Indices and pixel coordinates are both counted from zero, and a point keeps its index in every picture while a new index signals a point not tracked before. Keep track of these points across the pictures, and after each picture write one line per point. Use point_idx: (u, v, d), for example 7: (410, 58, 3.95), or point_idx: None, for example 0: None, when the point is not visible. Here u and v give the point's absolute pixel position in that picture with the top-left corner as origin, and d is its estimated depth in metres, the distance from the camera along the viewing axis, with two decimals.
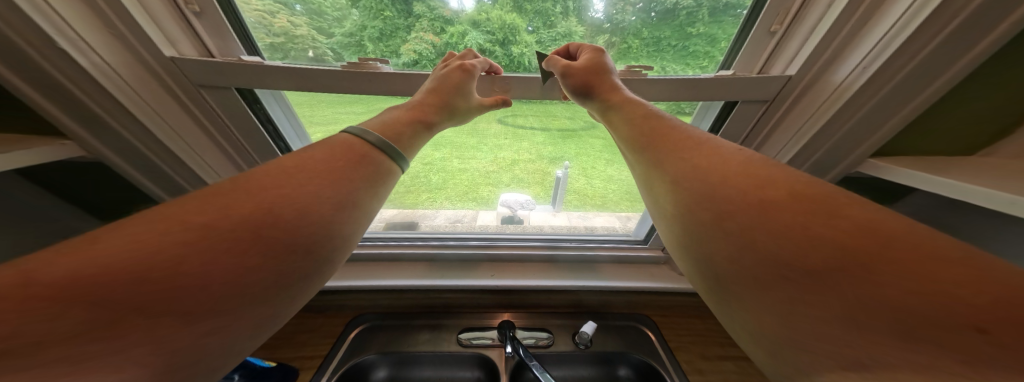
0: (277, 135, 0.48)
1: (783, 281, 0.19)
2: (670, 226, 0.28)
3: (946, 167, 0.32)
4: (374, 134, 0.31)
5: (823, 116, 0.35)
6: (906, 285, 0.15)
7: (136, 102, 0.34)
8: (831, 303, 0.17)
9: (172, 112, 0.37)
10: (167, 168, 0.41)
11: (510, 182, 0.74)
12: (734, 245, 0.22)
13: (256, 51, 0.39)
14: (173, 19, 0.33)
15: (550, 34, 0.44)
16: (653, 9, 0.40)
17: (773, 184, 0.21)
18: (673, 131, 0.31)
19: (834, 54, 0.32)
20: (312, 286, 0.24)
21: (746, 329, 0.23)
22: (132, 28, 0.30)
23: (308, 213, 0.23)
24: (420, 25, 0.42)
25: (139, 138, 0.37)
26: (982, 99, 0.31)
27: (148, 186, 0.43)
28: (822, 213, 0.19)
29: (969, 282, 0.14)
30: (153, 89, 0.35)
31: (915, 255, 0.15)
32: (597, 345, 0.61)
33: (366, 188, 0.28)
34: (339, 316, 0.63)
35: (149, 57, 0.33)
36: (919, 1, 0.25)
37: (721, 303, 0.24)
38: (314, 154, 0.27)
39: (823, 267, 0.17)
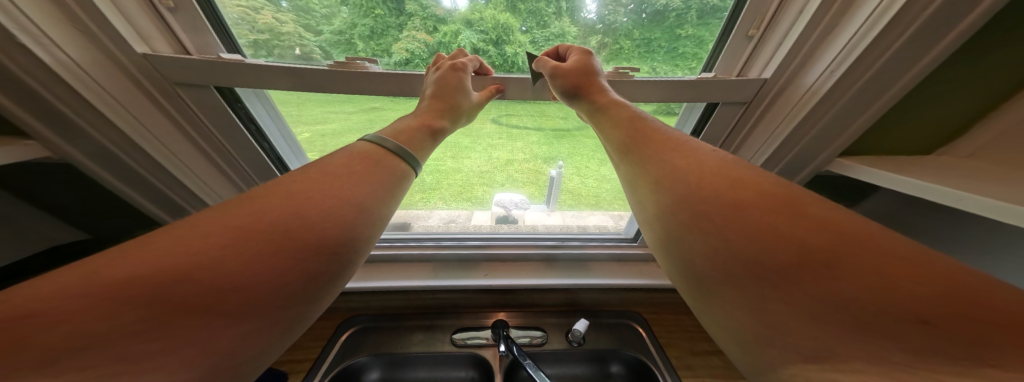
0: (261, 135, 0.47)
1: (755, 277, 0.20)
2: (650, 225, 0.29)
3: (909, 166, 0.34)
4: (391, 141, 0.34)
5: (795, 118, 0.36)
6: (865, 282, 0.17)
7: (106, 100, 0.32)
8: (802, 299, 0.18)
9: (145, 111, 0.36)
10: (144, 172, 0.40)
11: (504, 182, 0.74)
12: (713, 244, 0.23)
13: (237, 48, 0.39)
14: (146, 15, 0.32)
15: (544, 34, 0.44)
16: (645, 11, 0.40)
17: (748, 188, 0.23)
18: (656, 134, 0.33)
19: (804, 59, 0.34)
20: (323, 290, 0.24)
21: (715, 327, 0.23)
22: (102, 24, 0.29)
23: (298, 219, 0.23)
24: (411, 24, 0.42)
25: (113, 140, 0.35)
26: (942, 103, 0.32)
27: (128, 194, 0.42)
28: (791, 215, 0.21)
29: (915, 281, 0.16)
30: (123, 86, 0.33)
31: (872, 256, 0.17)
32: (590, 343, 0.61)
33: (382, 189, 0.30)
34: (330, 319, 0.62)
35: (119, 55, 0.32)
36: (879, 9, 0.27)
37: (694, 301, 0.25)
38: (335, 160, 0.30)
39: (791, 264, 0.19)
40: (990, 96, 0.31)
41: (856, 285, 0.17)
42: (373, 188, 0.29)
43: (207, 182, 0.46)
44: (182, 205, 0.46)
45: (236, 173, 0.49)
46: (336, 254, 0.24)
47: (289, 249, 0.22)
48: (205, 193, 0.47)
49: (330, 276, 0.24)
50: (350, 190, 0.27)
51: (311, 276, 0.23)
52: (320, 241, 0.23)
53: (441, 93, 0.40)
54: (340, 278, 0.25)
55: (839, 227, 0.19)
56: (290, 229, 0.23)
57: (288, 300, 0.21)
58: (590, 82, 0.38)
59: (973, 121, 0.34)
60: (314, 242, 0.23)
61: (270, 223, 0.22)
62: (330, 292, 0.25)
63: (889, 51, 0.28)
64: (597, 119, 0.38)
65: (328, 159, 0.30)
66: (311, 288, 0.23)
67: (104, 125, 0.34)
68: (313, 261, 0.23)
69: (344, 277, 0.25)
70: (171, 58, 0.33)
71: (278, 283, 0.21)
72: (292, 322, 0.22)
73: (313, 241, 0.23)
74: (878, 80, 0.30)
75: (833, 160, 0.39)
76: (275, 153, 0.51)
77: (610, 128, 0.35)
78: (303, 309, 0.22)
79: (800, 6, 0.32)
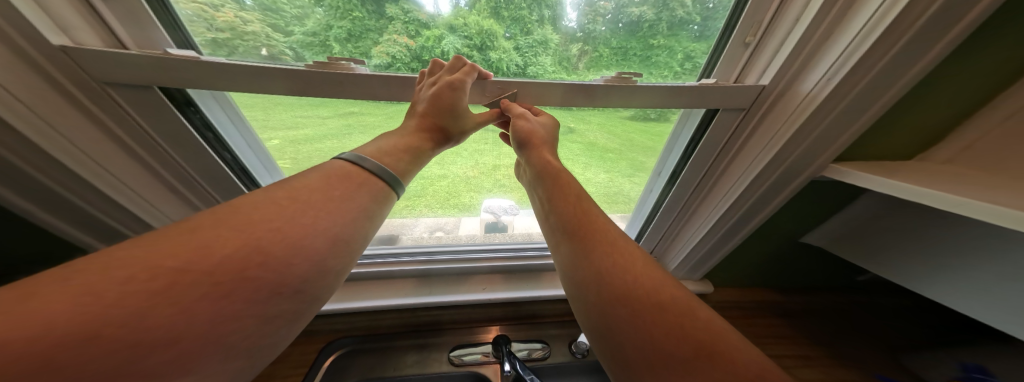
0: (221, 145, 0.42)
1: (665, 369, 0.22)
2: (575, 263, 0.32)
3: (895, 170, 0.35)
4: (370, 160, 0.35)
5: (794, 122, 0.36)
6: (725, 346, 0.23)
7: (9, 103, 0.27)
8: (688, 347, 0.23)
9: (65, 118, 0.31)
10: (61, 190, 0.34)
11: (493, 187, 0.71)
12: (633, 289, 0.27)
13: (190, 45, 0.34)
14: (67, 1, 0.27)
15: (527, 40, 0.42)
16: (621, 21, 0.41)
17: (654, 272, 0.28)
18: (588, 203, 0.38)
19: (802, 64, 0.34)
20: (277, 331, 0.24)
21: (612, 356, 0.26)
22: (4, 8, 0.24)
23: (254, 256, 0.24)
24: (393, 28, 0.39)
25: (24, 156, 0.30)
26: (926, 111, 0.34)
27: (40, 216, 0.35)
28: (681, 289, 0.27)
29: (749, 354, 0.22)
30: (36, 88, 0.28)
31: (728, 333, 0.24)
32: (593, 354, 0.60)
33: (361, 216, 0.32)
34: (310, 343, 0.56)
35: (27, 47, 0.26)
36: (879, 12, 0.27)
37: (598, 335, 0.27)
38: (311, 182, 0.31)
39: (682, 348, 0.23)
40: (970, 102, 0.33)
41: (729, 376, 0.21)
42: (350, 217, 0.31)
43: (147, 197, 0.40)
44: (103, 219, 0.39)
45: (184, 186, 0.43)
46: (297, 293, 0.26)
47: (238, 295, 0.22)
48: (139, 207, 0.40)
49: (287, 317, 0.25)
50: (322, 220, 0.29)
51: (263, 319, 0.23)
52: (279, 280, 0.25)
53: (433, 112, 0.39)
54: (300, 317, 0.26)
55: (715, 325, 0.24)
56: (243, 268, 0.23)
57: (236, 348, 0.22)
58: (541, 148, 0.43)
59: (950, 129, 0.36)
60: (272, 282, 0.24)
61: (216, 262, 0.23)
62: (288, 333, 0.25)
63: (878, 65, 0.29)
64: (544, 193, 0.41)
65: (301, 180, 0.31)
66: (264, 332, 0.24)
67: (10, 136, 0.28)
68: (268, 303, 0.24)
69: (304, 317, 0.27)
70: (102, 51, 0.28)
71: (217, 329, 0.21)
72: (234, 373, 0.22)
73: (270, 281, 0.24)
74: (867, 90, 0.31)
75: (827, 165, 0.39)
76: (237, 163, 0.46)
77: (549, 201, 0.39)
78: (252, 358, 0.23)
79: (796, 14, 0.33)
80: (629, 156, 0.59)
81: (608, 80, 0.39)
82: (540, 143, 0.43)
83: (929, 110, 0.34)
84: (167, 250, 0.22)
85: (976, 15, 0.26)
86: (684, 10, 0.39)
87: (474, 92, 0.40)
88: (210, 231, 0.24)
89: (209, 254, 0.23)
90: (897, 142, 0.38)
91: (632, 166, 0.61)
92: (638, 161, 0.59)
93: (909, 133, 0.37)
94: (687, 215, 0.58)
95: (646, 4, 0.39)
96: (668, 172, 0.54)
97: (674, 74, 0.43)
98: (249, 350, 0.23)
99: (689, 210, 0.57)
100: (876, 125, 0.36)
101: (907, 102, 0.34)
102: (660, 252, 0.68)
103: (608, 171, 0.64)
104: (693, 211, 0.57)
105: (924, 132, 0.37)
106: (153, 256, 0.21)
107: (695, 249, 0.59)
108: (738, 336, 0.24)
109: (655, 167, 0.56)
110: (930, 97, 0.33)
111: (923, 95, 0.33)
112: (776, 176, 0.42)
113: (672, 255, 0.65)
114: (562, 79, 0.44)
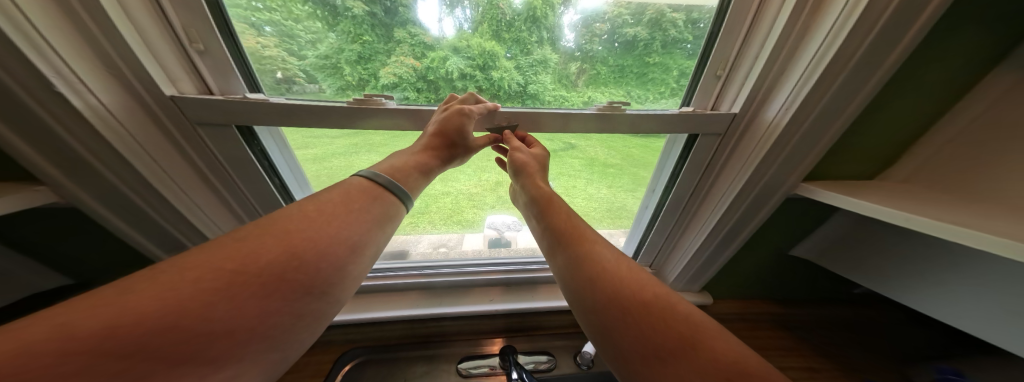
0: (272, 170, 0.48)
1: (659, 358, 0.26)
2: (571, 274, 0.36)
3: (861, 188, 0.40)
4: (383, 176, 0.38)
5: (764, 146, 0.41)
6: (703, 332, 0.26)
7: (130, 145, 0.33)
8: (673, 339, 0.26)
9: (164, 153, 0.36)
10: (152, 212, 0.39)
11: (495, 204, 0.76)
12: (620, 290, 0.31)
13: (257, 87, 0.41)
14: (174, 57, 0.34)
15: (527, 60, 0.48)
16: (616, 41, 0.46)
17: (639, 274, 0.33)
18: (578, 218, 0.43)
19: (763, 97, 0.41)
20: (307, 328, 0.26)
21: (613, 353, 0.29)
22: (134, 64, 0.30)
23: (292, 261, 0.26)
24: (400, 50, 0.44)
25: (129, 185, 0.35)
26: (884, 129, 0.39)
27: (129, 234, 0.40)
28: (661, 286, 0.31)
29: (723, 337, 0.26)
30: (148, 130, 0.34)
31: (704, 317, 0.28)
32: (598, 364, 0.62)
33: (375, 227, 0.34)
34: (327, 354, 0.59)
35: (146, 97, 0.32)
36: (816, 56, 0.34)
37: (599, 336, 0.31)
38: (331, 198, 0.33)
39: (668, 338, 0.26)
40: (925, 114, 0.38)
41: (713, 362, 0.24)
42: (365, 227, 0.32)
43: (213, 220, 0.45)
44: (176, 237, 0.43)
45: (244, 211, 0.48)
46: (323, 294, 0.27)
47: (276, 295, 0.24)
48: (208, 228, 0.44)
49: (316, 315, 0.27)
50: (343, 230, 0.30)
51: (296, 316, 0.25)
52: (309, 282, 0.26)
53: (443, 131, 0.41)
54: (326, 315, 0.28)
55: (698, 316, 0.28)
56: (284, 271, 0.25)
57: (271, 345, 0.24)
58: (536, 172, 0.48)
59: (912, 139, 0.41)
60: (304, 283, 0.26)
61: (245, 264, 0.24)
62: (315, 330, 0.27)
63: (833, 85, 0.34)
64: (539, 210, 0.46)
65: (324, 196, 0.33)
66: (295, 329, 0.25)
67: (118, 165, 0.33)
68: (300, 302, 0.25)
69: (329, 316, 0.28)
70: (199, 99, 0.34)
71: (260, 324, 0.23)
72: (272, 364, 0.24)
73: (303, 283, 0.26)
74: (830, 109, 0.36)
75: (798, 184, 0.43)
76: (281, 184, 0.51)
77: (546, 217, 0.44)
78: (285, 351, 0.25)
79: (755, 52, 0.39)
80: (630, 170, 0.63)
81: (602, 109, 0.45)
82: (536, 169, 0.48)
83: (892, 123, 0.39)
84: (240, 251, 0.25)
85: (903, 47, 0.31)
86: (676, 30, 0.44)
87: (481, 122, 0.46)
88: (265, 230, 0.27)
89: (265, 251, 0.25)
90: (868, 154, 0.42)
91: (633, 180, 0.64)
92: (640, 176, 0.62)
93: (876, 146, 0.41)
94: (678, 235, 0.62)
95: (640, 25, 0.45)
96: (661, 187, 0.58)
97: (672, 91, 0.48)
98: (285, 343, 0.25)
99: (680, 227, 0.61)
100: (845, 142, 0.40)
101: (871, 116, 0.38)
102: (660, 263, 0.70)
103: (609, 186, 0.68)
104: (683, 230, 0.61)
105: (884, 145, 0.41)
106: (207, 254, 0.24)
107: (691, 261, 0.61)
108: (718, 325, 0.27)
109: (650, 183, 0.60)
110: (884, 115, 0.38)
111: (877, 113, 0.38)
112: (755, 193, 0.46)
113: (671, 265, 0.67)
114: (562, 96, 0.50)
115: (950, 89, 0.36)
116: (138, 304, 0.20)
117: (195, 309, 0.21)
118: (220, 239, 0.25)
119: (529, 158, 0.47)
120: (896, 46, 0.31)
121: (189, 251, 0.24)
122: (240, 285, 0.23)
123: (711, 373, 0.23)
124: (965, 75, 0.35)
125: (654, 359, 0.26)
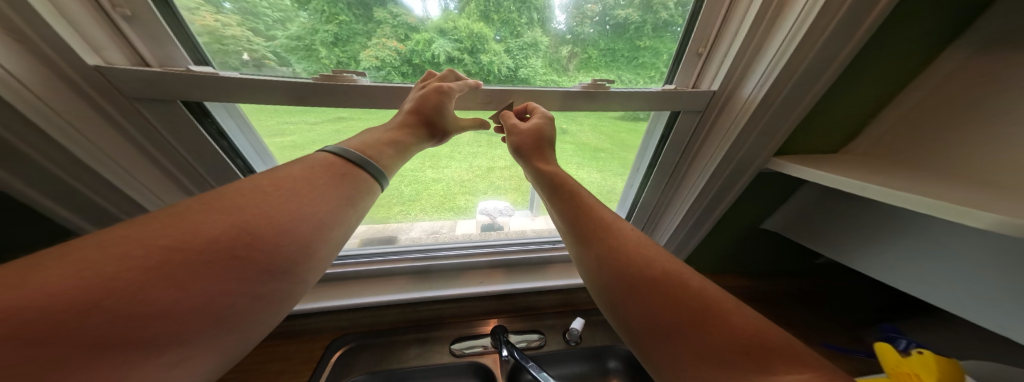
0: (233, 152, 0.47)
1: (674, 335, 0.26)
2: (585, 254, 0.35)
3: (823, 162, 0.41)
4: (353, 153, 0.37)
5: (739, 123, 0.42)
6: (719, 308, 0.26)
7: (55, 120, 0.31)
8: (689, 317, 0.27)
9: (98, 129, 0.35)
10: (86, 190, 0.37)
11: (487, 190, 0.75)
12: (636, 270, 0.31)
13: (205, 60, 0.38)
14: (98, 24, 0.31)
15: (517, 43, 0.46)
16: (608, 23, 0.45)
17: (654, 252, 0.32)
18: (587, 194, 0.41)
19: (741, 75, 0.40)
20: (268, 310, 0.26)
21: (629, 331, 0.30)
22: (42, 30, 0.27)
23: (243, 236, 0.25)
24: (382, 32, 0.42)
25: (56, 161, 0.34)
26: (855, 102, 0.40)
27: (59, 211, 0.38)
28: (677, 263, 0.31)
29: (739, 312, 0.26)
30: (75, 104, 0.32)
31: (720, 294, 0.28)
32: (586, 341, 0.65)
33: (344, 203, 0.33)
34: (318, 341, 0.59)
35: (67, 69, 0.30)
36: (790, 33, 0.34)
37: (615, 313, 0.31)
38: (292, 173, 0.32)
39: (685, 316, 0.27)
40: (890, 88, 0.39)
41: (722, 338, 0.25)
42: (332, 203, 0.31)
43: (159, 196, 0.43)
44: (114, 212, 0.41)
45: (197, 187, 0.47)
46: (285, 274, 0.27)
47: (228, 272, 0.23)
48: (152, 203, 0.43)
49: (277, 295, 0.26)
50: (307, 205, 0.30)
51: (254, 296, 0.25)
52: (268, 262, 0.26)
53: (420, 110, 0.40)
54: (289, 297, 0.28)
55: (715, 294, 0.28)
56: (233, 247, 0.24)
57: (228, 326, 0.23)
58: (541, 151, 0.45)
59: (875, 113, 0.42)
60: (261, 262, 0.25)
61: (194, 246, 0.23)
62: (277, 312, 0.27)
63: (804, 61, 0.34)
64: (544, 187, 0.43)
65: (285, 170, 0.32)
66: (253, 310, 0.25)
67: (40, 140, 0.31)
68: (257, 282, 0.25)
69: (292, 297, 0.28)
70: (130, 71, 0.32)
71: (214, 303, 0.22)
72: (226, 347, 0.23)
73: (260, 260, 0.25)
74: (802, 85, 0.36)
75: (770, 158, 0.44)
76: (246, 168, 0.50)
77: (553, 195, 0.42)
78: (244, 333, 0.25)
79: (736, 28, 0.39)
80: (619, 155, 0.62)
81: (586, 86, 0.44)
82: (541, 145, 0.44)
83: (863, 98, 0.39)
84: (180, 226, 0.24)
85: (874, 18, 0.31)
86: (667, 13, 0.43)
87: (463, 100, 0.44)
88: (220, 208, 0.26)
89: (213, 231, 0.24)
90: (837, 126, 0.43)
91: (624, 166, 0.63)
92: (629, 160, 0.62)
93: (845, 118, 0.42)
94: (659, 213, 0.65)
95: (631, 6, 0.44)
96: (645, 167, 0.59)
97: (660, 74, 0.47)
98: (245, 324, 0.25)
99: (661, 206, 0.63)
100: (813, 115, 0.41)
101: (839, 91, 0.39)
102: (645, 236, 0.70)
103: (601, 171, 0.66)
104: (665, 208, 0.63)
105: (855, 117, 0.42)
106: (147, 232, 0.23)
107: (671, 236, 0.63)
108: (735, 301, 0.28)
109: (634, 162, 0.61)
110: (856, 89, 0.38)
111: (852, 86, 0.38)
112: (728, 171, 0.47)
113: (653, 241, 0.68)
114: (553, 81, 0.48)
115: (913, 63, 0.37)
116: (64, 284, 0.18)
117: (134, 290, 0.20)
118: (151, 214, 0.24)
119: (528, 133, 0.42)
120: (867, 17, 0.31)
121: (124, 224, 0.23)
122: (183, 261, 0.22)
123: (729, 352, 0.24)
124: (928, 49, 0.36)
125: (671, 337, 0.27)
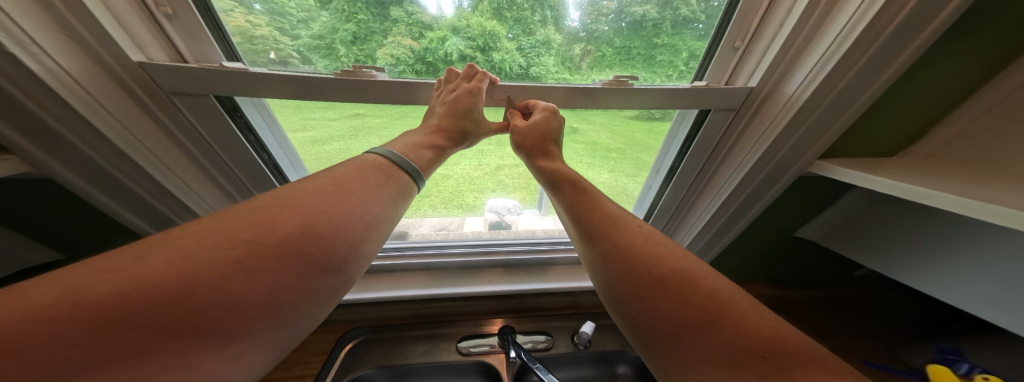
0: (260, 146, 0.47)
1: (684, 336, 0.24)
2: (591, 251, 0.34)
3: (879, 166, 0.37)
4: (400, 155, 0.36)
5: (781, 122, 0.39)
6: (732, 306, 0.24)
7: (99, 113, 0.32)
8: (699, 317, 0.24)
9: (138, 122, 0.35)
10: (128, 181, 0.38)
11: (496, 187, 0.74)
12: (642, 267, 0.29)
13: (235, 55, 0.38)
14: (141, 21, 0.32)
15: (529, 41, 0.44)
16: (623, 20, 0.42)
17: (661, 248, 0.30)
18: (593, 189, 0.39)
19: (785, 70, 0.37)
20: (318, 306, 0.25)
21: (636, 330, 0.28)
22: (92, 26, 0.28)
23: (305, 232, 0.25)
24: (397, 30, 0.41)
25: (100, 152, 0.34)
26: (920, 100, 0.36)
27: (102, 201, 0.39)
28: (687, 260, 0.29)
29: (755, 312, 0.24)
30: (118, 97, 0.33)
31: (734, 291, 0.26)
32: (596, 345, 0.63)
33: (389, 204, 0.32)
34: (328, 332, 0.59)
35: (115, 65, 0.31)
36: (850, 24, 0.30)
37: (621, 312, 0.29)
38: (348, 173, 0.32)
39: (694, 315, 0.24)
40: (969, 82, 0.34)
41: (737, 339, 0.22)
42: (379, 205, 0.31)
43: (195, 190, 0.44)
44: (154, 205, 0.42)
45: (228, 181, 0.47)
46: (336, 271, 0.26)
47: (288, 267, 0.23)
48: (188, 197, 0.44)
49: (327, 293, 0.26)
50: (360, 206, 0.29)
51: (310, 293, 0.24)
52: (325, 257, 0.25)
53: (456, 115, 0.40)
54: (336, 293, 0.27)
55: (728, 292, 0.25)
56: (299, 243, 0.24)
57: (286, 321, 0.23)
58: (547, 148, 0.43)
59: (949, 109, 0.37)
60: (318, 258, 0.25)
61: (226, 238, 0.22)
62: (325, 308, 0.26)
63: (865, 55, 0.31)
64: (549, 183, 0.42)
65: (340, 170, 0.32)
66: (308, 305, 0.24)
67: (89, 133, 0.32)
68: (313, 278, 0.24)
69: (338, 294, 0.27)
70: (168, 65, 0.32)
71: (277, 300, 0.22)
72: (283, 341, 0.23)
73: (317, 257, 0.25)
74: (859, 80, 0.33)
75: (813, 162, 0.41)
76: (273, 162, 0.50)
77: (558, 190, 0.41)
78: (297, 329, 0.24)
79: (781, 19, 0.36)
80: (631, 155, 0.60)
81: (607, 83, 0.42)
82: (546, 143, 0.43)
83: (932, 94, 0.35)
84: (214, 219, 0.23)
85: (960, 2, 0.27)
86: (688, 9, 0.40)
87: None
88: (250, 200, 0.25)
89: (251, 221, 0.24)
90: (894, 124, 0.39)
91: (635, 166, 0.62)
92: (641, 161, 0.60)
93: (905, 117, 0.38)
94: (681, 216, 0.62)
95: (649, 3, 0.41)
96: (666, 168, 0.56)
97: (679, 73, 0.45)
98: (299, 320, 0.24)
99: (682, 209, 0.61)
100: (871, 112, 0.37)
101: (905, 87, 0.35)
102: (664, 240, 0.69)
103: (611, 171, 0.65)
104: (687, 210, 0.60)
105: (921, 116, 0.38)
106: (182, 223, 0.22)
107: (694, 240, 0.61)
108: (751, 299, 0.25)
109: (654, 164, 0.59)
110: (923, 86, 0.34)
111: (918, 81, 0.34)
112: (762, 173, 0.45)
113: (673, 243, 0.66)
114: (564, 79, 0.46)
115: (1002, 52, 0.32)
116: (103, 271, 0.18)
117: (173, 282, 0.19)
118: None
119: (528, 132, 0.41)
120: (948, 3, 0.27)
121: None
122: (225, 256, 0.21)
123: (742, 354, 0.21)
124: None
125: (680, 338, 0.24)
